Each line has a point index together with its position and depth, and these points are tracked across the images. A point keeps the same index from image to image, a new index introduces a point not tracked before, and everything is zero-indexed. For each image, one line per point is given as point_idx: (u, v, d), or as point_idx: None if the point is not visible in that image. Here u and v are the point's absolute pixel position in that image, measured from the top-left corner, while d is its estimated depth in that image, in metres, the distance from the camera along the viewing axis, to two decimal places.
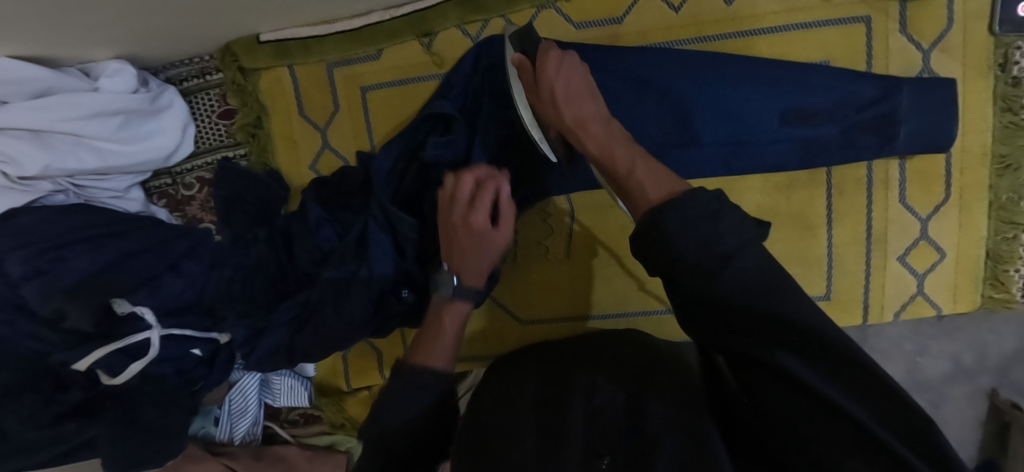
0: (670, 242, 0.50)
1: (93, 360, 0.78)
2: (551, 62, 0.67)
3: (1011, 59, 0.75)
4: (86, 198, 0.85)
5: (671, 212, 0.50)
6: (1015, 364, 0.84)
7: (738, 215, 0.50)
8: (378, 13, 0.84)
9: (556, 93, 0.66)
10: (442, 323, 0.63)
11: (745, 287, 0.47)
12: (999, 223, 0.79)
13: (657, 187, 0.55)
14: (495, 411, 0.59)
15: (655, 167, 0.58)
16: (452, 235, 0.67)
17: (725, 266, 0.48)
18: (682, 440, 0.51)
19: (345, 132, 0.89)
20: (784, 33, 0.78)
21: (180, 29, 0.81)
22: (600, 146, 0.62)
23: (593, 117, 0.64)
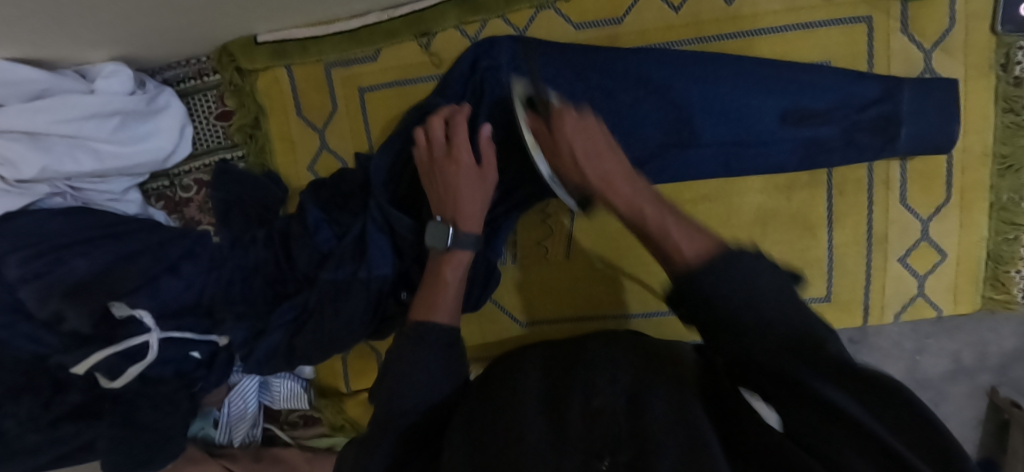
0: (710, 303, 0.48)
1: (92, 363, 0.77)
2: (566, 119, 0.63)
3: (1013, 59, 0.75)
4: (84, 201, 0.85)
5: (711, 276, 0.48)
6: (1015, 363, 0.84)
7: (775, 276, 0.48)
8: (376, 13, 0.83)
9: (576, 155, 0.63)
10: (443, 275, 0.70)
11: (779, 327, 0.45)
12: (1000, 223, 0.79)
13: (691, 243, 0.53)
14: (494, 413, 0.58)
15: (687, 225, 0.55)
16: (440, 178, 0.73)
17: (758, 309, 0.46)
18: (682, 443, 0.50)
19: (343, 133, 0.89)
20: (785, 33, 0.78)
21: (178, 30, 0.80)
22: (628, 204, 0.60)
23: (620, 176, 0.61)
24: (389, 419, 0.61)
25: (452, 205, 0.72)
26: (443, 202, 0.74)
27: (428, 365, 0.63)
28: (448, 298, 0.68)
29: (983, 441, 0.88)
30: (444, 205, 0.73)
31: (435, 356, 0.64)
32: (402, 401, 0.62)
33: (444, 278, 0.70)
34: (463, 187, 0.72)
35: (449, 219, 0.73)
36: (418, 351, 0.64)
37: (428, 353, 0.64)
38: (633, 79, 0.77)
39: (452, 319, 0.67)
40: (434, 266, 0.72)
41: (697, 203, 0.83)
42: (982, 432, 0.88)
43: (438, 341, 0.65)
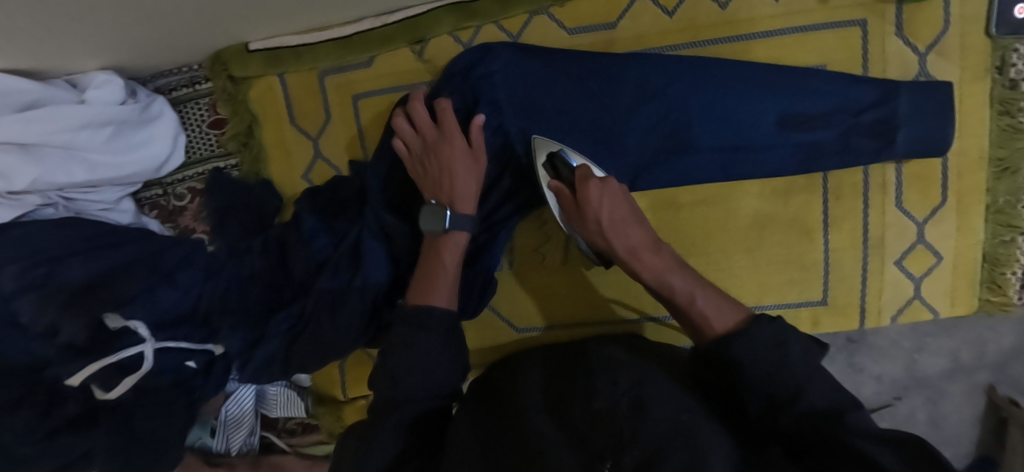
0: (741, 371, 0.53)
1: (85, 376, 0.76)
2: (593, 188, 0.69)
3: (1008, 62, 0.75)
4: (76, 211, 0.85)
5: (740, 345, 0.54)
6: (1013, 361, 0.85)
7: (802, 346, 0.54)
8: (370, 19, 0.83)
9: (602, 223, 0.68)
10: (442, 258, 0.71)
11: (811, 390, 0.50)
12: (997, 226, 0.79)
13: (719, 318, 0.59)
14: (500, 419, 0.59)
15: (715, 298, 0.60)
16: (432, 162, 0.75)
17: (795, 395, 0.50)
18: (680, 442, 0.50)
19: (338, 140, 0.88)
20: (781, 37, 0.77)
21: (170, 38, 0.79)
22: (656, 276, 0.65)
23: (645, 246, 0.67)
24: (389, 407, 0.62)
25: (446, 186, 0.74)
26: (437, 185, 0.75)
27: (428, 354, 0.63)
28: (447, 278, 0.70)
29: (983, 439, 0.88)
30: (436, 187, 0.75)
31: (435, 346, 0.64)
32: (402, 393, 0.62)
33: (443, 261, 0.71)
34: (458, 167, 0.74)
35: (445, 201, 0.74)
36: (419, 339, 0.63)
37: (428, 340, 0.63)
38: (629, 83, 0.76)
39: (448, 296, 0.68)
40: (430, 250, 0.73)
41: (694, 207, 0.83)
42: (981, 430, 0.87)
43: (438, 325, 0.65)
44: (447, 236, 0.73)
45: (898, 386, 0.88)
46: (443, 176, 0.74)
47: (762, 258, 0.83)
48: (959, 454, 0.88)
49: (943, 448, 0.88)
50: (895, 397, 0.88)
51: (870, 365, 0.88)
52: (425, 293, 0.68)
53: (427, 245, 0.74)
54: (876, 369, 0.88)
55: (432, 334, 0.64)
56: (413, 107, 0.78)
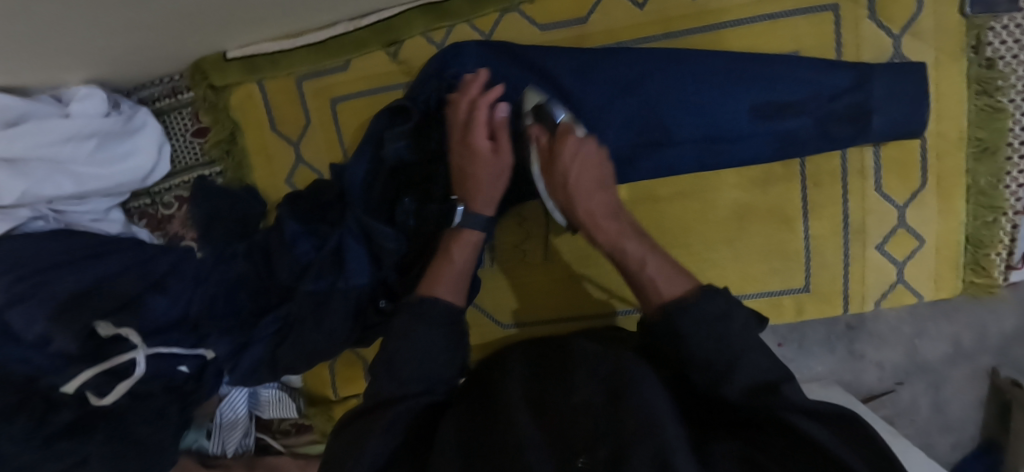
0: (680, 343, 0.55)
1: (81, 382, 0.78)
2: (569, 145, 0.69)
3: (984, 41, 0.74)
4: (67, 222, 0.87)
5: (687, 316, 0.55)
6: (1015, 343, 0.86)
7: (746, 317, 0.55)
8: (344, 24, 0.84)
9: (571, 182, 0.69)
10: (450, 252, 0.71)
11: (754, 357, 0.53)
12: (979, 207, 0.78)
13: (668, 284, 0.59)
14: (477, 411, 0.60)
15: (664, 264, 0.61)
16: (459, 158, 0.75)
17: (738, 362, 0.53)
18: (653, 443, 0.51)
19: (318, 145, 0.89)
20: (752, 25, 0.77)
21: (149, 51, 0.81)
22: (610, 240, 0.66)
23: (603, 212, 0.68)
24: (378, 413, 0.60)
25: (466, 183, 0.74)
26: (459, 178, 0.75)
27: (424, 357, 0.62)
28: (452, 275, 0.69)
29: (986, 423, 0.89)
30: (461, 180, 0.75)
31: (438, 346, 0.63)
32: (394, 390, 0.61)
33: (451, 256, 0.70)
34: (478, 169, 0.73)
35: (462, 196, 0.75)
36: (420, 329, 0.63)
37: (431, 331, 0.63)
38: (599, 80, 0.77)
39: (453, 297, 0.67)
40: (445, 247, 0.72)
41: (673, 199, 0.83)
42: (984, 414, 0.89)
43: (439, 319, 0.64)
44: (461, 236, 0.72)
45: (899, 371, 0.90)
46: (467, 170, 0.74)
47: (744, 248, 0.83)
48: (963, 438, 0.89)
49: (946, 433, 0.89)
50: (896, 382, 0.90)
51: (870, 352, 0.90)
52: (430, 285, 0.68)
53: (443, 239, 0.74)
54: (877, 356, 0.89)
55: (434, 331, 0.63)
56: (462, 96, 0.75)
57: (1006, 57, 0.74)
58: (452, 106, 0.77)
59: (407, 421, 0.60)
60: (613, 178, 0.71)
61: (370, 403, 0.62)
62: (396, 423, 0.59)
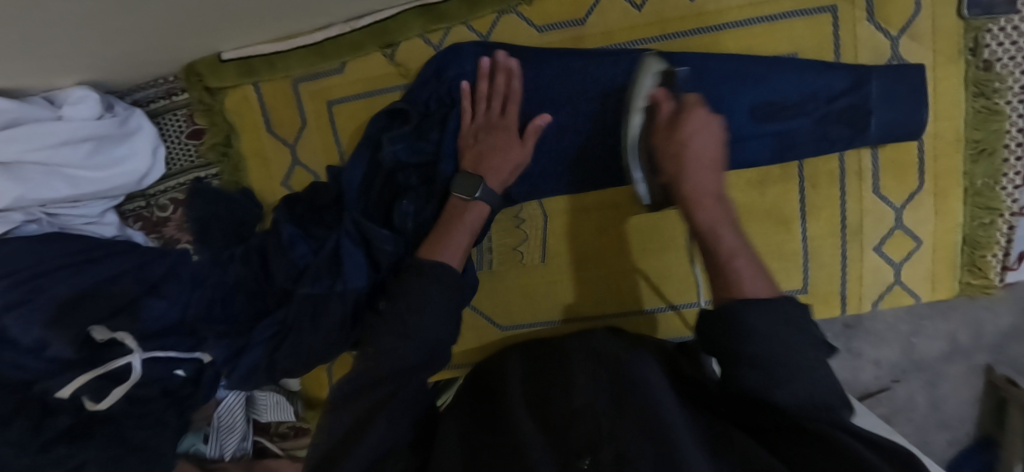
0: (749, 337, 0.54)
1: (76, 387, 0.77)
2: (694, 117, 0.65)
3: (982, 43, 0.74)
4: (61, 225, 0.86)
5: (758, 312, 0.54)
6: (1011, 341, 0.87)
7: (811, 338, 0.55)
8: (339, 25, 0.83)
9: (686, 151, 0.64)
10: (465, 217, 0.71)
11: (811, 375, 0.52)
12: (975, 209, 0.79)
13: (757, 283, 0.58)
14: (488, 422, 0.62)
15: (756, 265, 0.59)
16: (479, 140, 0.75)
17: (791, 378, 0.52)
18: (645, 440, 0.52)
19: (315, 147, 0.88)
20: (750, 27, 0.77)
21: (142, 53, 0.80)
22: (709, 222, 0.62)
23: (711, 191, 0.64)
24: (381, 402, 0.60)
25: (488, 163, 0.74)
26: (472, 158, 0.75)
27: (426, 347, 0.63)
28: (466, 242, 0.71)
29: (982, 420, 0.90)
30: (478, 160, 0.74)
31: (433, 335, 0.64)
32: (396, 379, 0.61)
33: (460, 222, 0.71)
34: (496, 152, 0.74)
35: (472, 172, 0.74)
36: (428, 315, 0.64)
37: (438, 319, 0.64)
38: (597, 82, 0.77)
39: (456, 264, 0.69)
40: (457, 210, 0.73)
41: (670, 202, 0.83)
42: (981, 411, 0.89)
43: (437, 306, 0.65)
44: (475, 203, 0.72)
45: (896, 369, 0.91)
46: (489, 152, 0.74)
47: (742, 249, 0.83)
48: (960, 435, 0.90)
49: (942, 430, 0.91)
50: (893, 380, 0.91)
51: (868, 350, 0.91)
52: (447, 255, 0.69)
53: (450, 202, 0.74)
54: (874, 354, 0.91)
55: (442, 321, 0.65)
56: (495, 87, 0.77)
57: (1003, 59, 0.74)
58: (479, 93, 0.77)
59: (409, 409, 0.61)
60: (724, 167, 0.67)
61: (370, 387, 0.61)
62: (397, 414, 0.59)
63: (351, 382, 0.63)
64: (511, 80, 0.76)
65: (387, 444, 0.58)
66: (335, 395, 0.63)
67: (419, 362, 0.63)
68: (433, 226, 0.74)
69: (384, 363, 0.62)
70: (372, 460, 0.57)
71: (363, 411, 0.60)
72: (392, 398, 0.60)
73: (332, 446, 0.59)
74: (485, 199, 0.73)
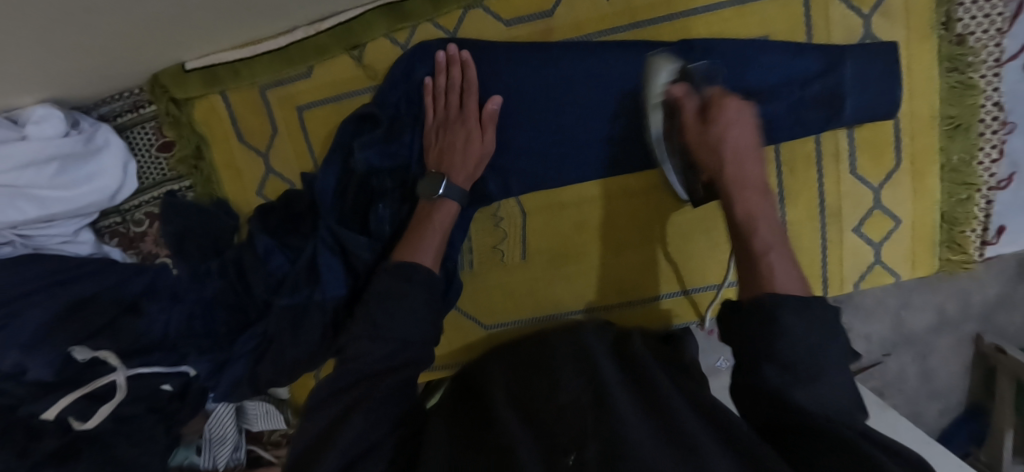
0: (774, 334, 0.54)
1: (62, 407, 0.76)
2: (728, 109, 0.65)
3: (954, 17, 0.73)
4: (35, 247, 0.85)
5: (795, 315, 0.54)
6: (998, 309, 0.91)
7: (831, 346, 0.55)
8: (302, 29, 0.82)
9: (718, 144, 0.65)
10: (432, 218, 0.72)
11: (830, 378, 0.53)
12: (952, 185, 0.79)
13: (790, 282, 0.57)
14: (475, 419, 0.64)
15: (790, 265, 0.59)
16: (442, 135, 0.76)
17: (819, 378, 0.53)
18: (644, 430, 0.55)
19: (287, 154, 0.87)
20: (720, 11, 0.75)
21: (102, 67, 0.78)
22: (747, 214, 0.62)
23: (756, 183, 0.64)
24: (356, 400, 0.61)
25: (450, 162, 0.75)
26: (439, 153, 0.75)
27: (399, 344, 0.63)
28: (437, 241, 0.71)
29: (972, 387, 0.95)
30: (441, 160, 0.75)
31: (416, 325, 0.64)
32: (379, 377, 0.62)
33: (432, 221, 0.72)
34: (460, 144, 0.75)
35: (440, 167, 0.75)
36: (401, 309, 0.64)
37: (411, 309, 0.64)
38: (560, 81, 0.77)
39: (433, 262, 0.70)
40: (427, 212, 0.73)
41: (648, 192, 0.82)
42: (970, 379, 0.95)
43: (421, 285, 0.66)
44: (443, 201, 0.73)
45: (888, 343, 0.95)
46: (451, 149, 0.75)
47: (720, 237, 0.83)
48: (950, 404, 0.96)
49: (933, 399, 0.96)
50: (884, 354, 0.95)
51: (858, 326, 0.94)
52: (422, 254, 0.69)
53: (420, 206, 0.74)
54: (864, 329, 0.94)
55: (419, 322, 0.64)
56: (448, 79, 0.77)
57: (977, 32, 0.73)
58: (438, 88, 0.77)
59: (390, 407, 0.61)
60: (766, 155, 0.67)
61: (349, 387, 0.62)
62: (378, 414, 0.60)
63: (332, 382, 0.63)
64: (468, 73, 0.76)
65: (373, 441, 0.59)
66: (313, 401, 0.63)
67: (392, 363, 0.63)
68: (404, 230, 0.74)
69: (363, 363, 0.63)
70: (349, 458, 0.58)
71: (340, 410, 0.61)
72: (367, 397, 0.60)
73: (313, 447, 0.59)
74: (449, 196, 0.73)
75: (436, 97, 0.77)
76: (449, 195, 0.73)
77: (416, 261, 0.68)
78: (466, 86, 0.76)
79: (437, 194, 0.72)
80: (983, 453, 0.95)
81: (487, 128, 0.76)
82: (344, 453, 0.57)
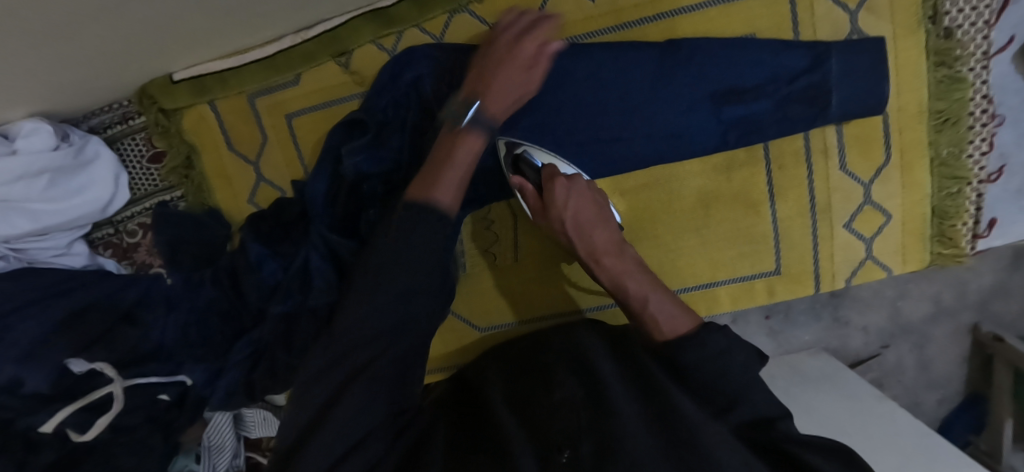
0: (688, 371, 0.59)
1: (59, 421, 0.77)
2: (558, 191, 0.72)
3: (940, 11, 0.73)
4: (29, 260, 0.86)
5: (692, 350, 0.59)
6: (994, 298, 0.92)
7: (744, 355, 0.59)
8: (290, 37, 0.82)
9: (565, 226, 0.73)
10: (456, 152, 0.66)
11: (755, 394, 0.59)
12: (943, 179, 0.79)
13: (667, 321, 0.64)
14: (470, 422, 0.66)
15: (665, 302, 0.65)
16: (489, 61, 0.73)
17: (743, 399, 0.58)
18: (639, 424, 0.57)
19: (277, 162, 0.87)
20: (706, 10, 0.75)
21: (89, 79, 0.78)
22: (612, 277, 0.70)
23: (607, 249, 0.72)
24: (356, 370, 0.58)
25: (487, 90, 0.70)
26: (478, 78, 0.72)
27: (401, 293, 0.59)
28: (457, 179, 0.65)
29: (970, 376, 0.96)
30: (479, 85, 0.71)
31: (424, 291, 0.59)
32: (385, 345, 0.58)
33: (455, 155, 0.66)
34: (504, 74, 0.71)
35: (474, 91, 0.71)
36: (409, 253, 0.58)
37: (420, 253, 0.59)
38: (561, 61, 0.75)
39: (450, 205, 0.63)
40: (455, 142, 0.68)
41: (638, 191, 0.82)
42: (968, 368, 0.96)
43: (420, 255, 0.59)
44: (470, 134, 0.68)
45: (885, 334, 0.95)
46: (493, 77, 0.71)
47: (711, 235, 0.83)
48: (949, 394, 0.97)
49: (932, 389, 0.97)
50: (882, 346, 0.95)
51: (855, 317, 0.94)
52: (439, 191, 0.63)
53: (444, 132, 0.69)
54: (862, 321, 0.94)
55: (421, 296, 0.60)
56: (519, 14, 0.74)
57: (964, 25, 0.73)
58: (505, 17, 0.75)
59: (389, 381, 0.59)
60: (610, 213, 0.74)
61: (347, 355, 0.59)
62: (372, 391, 0.58)
63: (322, 358, 0.60)
64: (547, 16, 0.74)
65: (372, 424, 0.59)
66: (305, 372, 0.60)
67: (390, 334, 0.58)
68: (428, 155, 0.69)
69: (358, 330, 0.58)
70: (350, 443, 0.58)
71: (338, 382, 0.58)
72: (366, 368, 0.58)
73: (307, 428, 0.58)
74: (476, 129, 0.68)
75: (500, 26, 0.75)
76: (478, 126, 0.68)
77: (433, 195, 0.62)
78: (533, 22, 0.74)
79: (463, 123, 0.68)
80: (982, 441, 0.95)
81: (535, 76, 0.73)
82: (342, 442, 0.57)
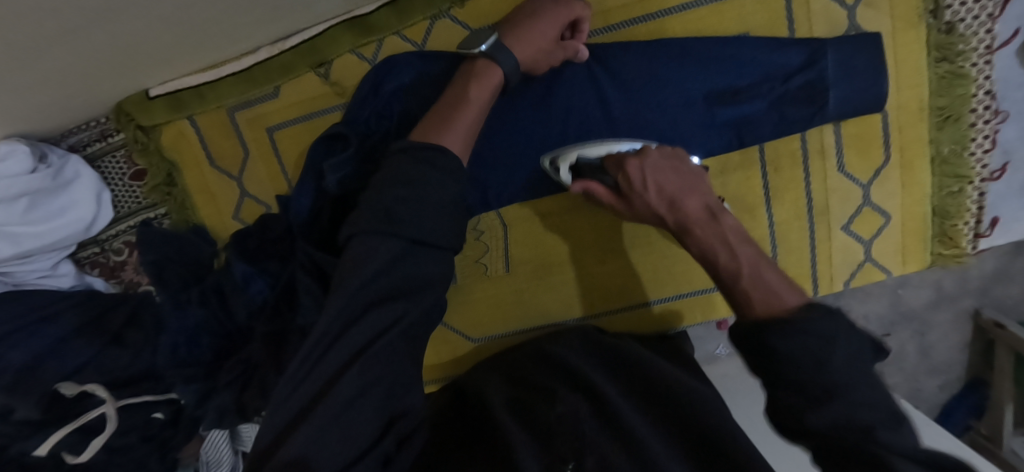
0: (773, 361, 0.47)
1: (54, 442, 0.75)
2: (633, 171, 0.60)
3: (942, 4, 0.70)
4: (15, 282, 0.85)
5: (787, 335, 0.46)
6: (996, 283, 0.90)
7: (849, 342, 0.45)
8: (266, 48, 0.80)
9: (647, 200, 0.60)
10: (469, 93, 0.64)
11: (857, 391, 0.43)
12: (943, 177, 0.76)
13: (775, 297, 0.50)
14: (474, 431, 0.64)
15: (772, 277, 0.52)
16: (525, 11, 0.68)
17: (836, 399, 0.44)
18: (648, 433, 0.59)
19: (261, 176, 0.85)
20: (696, 9, 0.72)
21: (64, 100, 0.76)
22: (705, 250, 0.56)
23: (701, 215, 0.57)
24: (356, 352, 0.55)
25: (516, 31, 0.66)
26: (513, 20, 0.68)
27: (399, 256, 0.57)
28: (468, 121, 0.63)
29: (971, 361, 0.95)
30: (510, 25, 0.67)
31: (429, 264, 0.59)
32: (384, 325, 0.56)
33: (468, 96, 0.64)
34: (534, 26, 0.66)
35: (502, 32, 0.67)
36: (413, 219, 0.57)
37: (431, 223, 0.58)
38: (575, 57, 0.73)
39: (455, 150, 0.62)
40: (472, 69, 0.67)
41: None
42: (970, 352, 0.94)
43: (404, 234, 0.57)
44: (489, 70, 0.65)
45: (886, 323, 0.93)
46: (525, 22, 0.67)
47: None
48: (950, 380, 0.96)
49: (933, 375, 0.96)
50: (883, 334, 0.93)
51: (855, 306, 0.92)
52: (445, 140, 0.62)
53: (469, 65, 0.67)
54: (862, 309, 0.92)
55: (434, 278, 0.59)
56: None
57: (966, 18, 0.70)
58: None
59: (387, 363, 0.56)
60: (701, 183, 0.60)
61: (340, 336, 0.56)
62: (368, 378, 0.55)
63: (304, 356, 0.57)
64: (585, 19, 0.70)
65: (379, 418, 0.56)
66: (292, 379, 0.56)
67: (381, 329, 0.56)
68: (451, 81, 0.69)
69: (348, 301, 0.56)
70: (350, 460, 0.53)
71: (342, 361, 0.55)
72: (371, 344, 0.55)
73: (296, 421, 0.54)
74: (498, 66, 0.65)
75: None
76: (496, 60, 0.65)
77: (440, 144, 0.61)
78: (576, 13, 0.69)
79: (479, 50, 0.66)
80: (984, 425, 0.95)
81: (566, 48, 0.69)
82: (354, 443, 0.54)
